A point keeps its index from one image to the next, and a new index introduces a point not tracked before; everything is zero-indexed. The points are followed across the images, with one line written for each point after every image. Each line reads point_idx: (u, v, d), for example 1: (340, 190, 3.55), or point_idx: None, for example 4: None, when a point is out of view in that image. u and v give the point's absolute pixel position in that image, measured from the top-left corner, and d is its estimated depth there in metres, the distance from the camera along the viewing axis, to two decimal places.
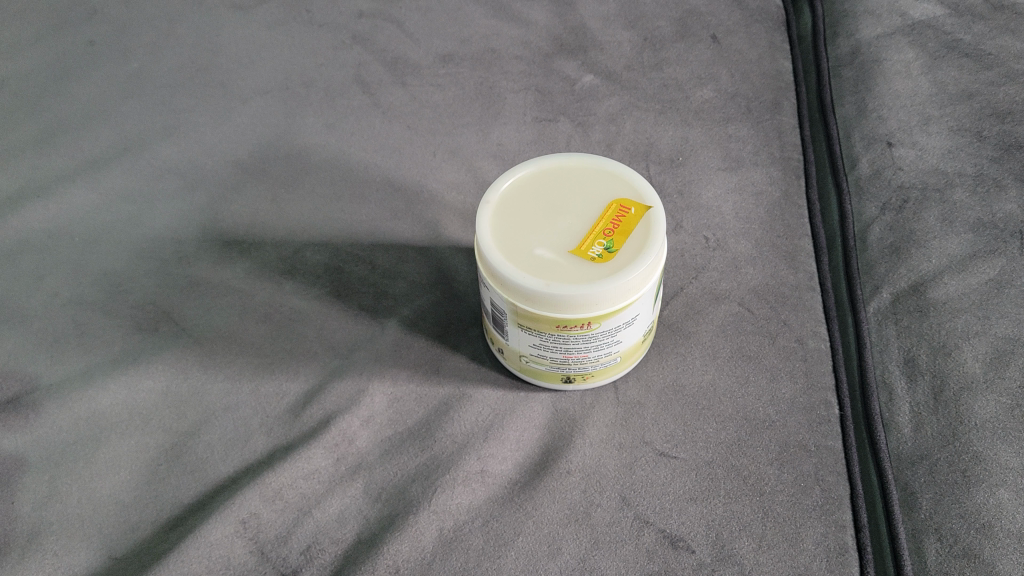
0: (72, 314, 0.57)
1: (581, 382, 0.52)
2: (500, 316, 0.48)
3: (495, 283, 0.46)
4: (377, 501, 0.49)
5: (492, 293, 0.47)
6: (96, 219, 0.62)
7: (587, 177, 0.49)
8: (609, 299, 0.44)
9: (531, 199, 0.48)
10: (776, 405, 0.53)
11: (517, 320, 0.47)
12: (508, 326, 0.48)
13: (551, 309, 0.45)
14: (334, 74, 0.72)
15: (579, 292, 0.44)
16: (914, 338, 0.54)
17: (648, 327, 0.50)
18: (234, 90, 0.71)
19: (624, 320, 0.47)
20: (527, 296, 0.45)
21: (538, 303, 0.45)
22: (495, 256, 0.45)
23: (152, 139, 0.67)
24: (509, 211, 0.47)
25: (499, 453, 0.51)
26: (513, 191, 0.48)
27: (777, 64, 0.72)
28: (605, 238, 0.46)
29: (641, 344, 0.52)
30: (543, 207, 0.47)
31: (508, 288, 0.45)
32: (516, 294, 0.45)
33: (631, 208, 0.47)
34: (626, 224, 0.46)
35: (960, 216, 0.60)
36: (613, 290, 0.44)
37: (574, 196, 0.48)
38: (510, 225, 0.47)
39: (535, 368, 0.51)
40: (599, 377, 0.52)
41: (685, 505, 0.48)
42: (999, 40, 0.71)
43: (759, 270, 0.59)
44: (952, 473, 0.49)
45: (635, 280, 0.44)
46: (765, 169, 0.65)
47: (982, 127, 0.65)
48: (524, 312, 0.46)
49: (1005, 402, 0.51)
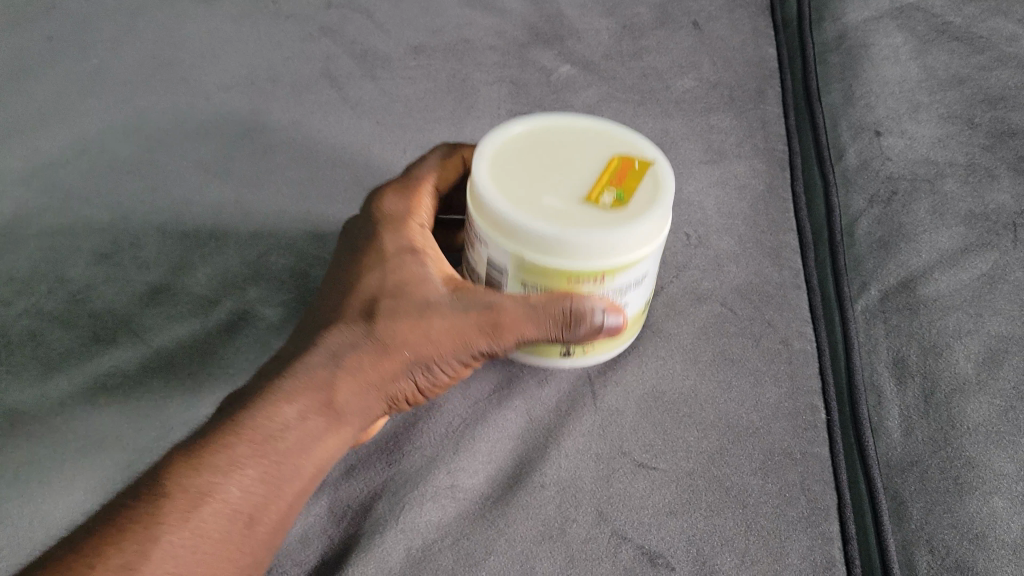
0: (27, 323, 0.54)
1: (580, 356, 0.49)
2: (496, 276, 0.44)
3: (499, 235, 0.41)
4: (342, 520, 0.47)
5: (494, 250, 0.42)
6: (53, 225, 0.60)
7: (579, 134, 0.46)
8: (626, 249, 0.41)
9: (526, 152, 0.44)
10: (760, 411, 0.50)
11: (521, 280, 0.43)
12: (507, 288, 0.44)
13: (565, 259, 0.40)
14: (301, 70, 0.69)
15: (603, 240, 0.40)
16: (904, 337, 0.52)
17: (648, 296, 0.47)
18: (198, 86, 0.68)
19: (637, 279, 0.43)
20: (540, 244, 0.40)
21: (551, 251, 0.40)
22: (499, 205, 0.41)
23: (111, 137, 0.65)
24: (506, 163, 0.43)
25: (470, 466, 0.49)
26: (505, 144, 0.45)
27: (761, 51, 0.70)
28: (615, 188, 0.43)
29: (640, 316, 0.48)
30: (543, 159, 0.44)
31: (519, 240, 0.41)
32: (527, 245, 0.41)
33: (634, 161, 0.44)
34: (633, 175, 0.43)
35: (951, 208, 0.58)
36: (631, 237, 0.40)
37: (572, 151, 0.45)
38: (510, 175, 0.43)
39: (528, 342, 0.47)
40: (599, 348, 0.48)
41: (664, 519, 0.46)
42: (990, 23, 0.69)
43: (742, 269, 0.57)
44: (944, 480, 0.47)
45: (651, 228, 0.41)
46: (748, 161, 0.63)
47: (973, 114, 0.63)
48: (532, 266, 0.41)
49: (998, 405, 0.49)
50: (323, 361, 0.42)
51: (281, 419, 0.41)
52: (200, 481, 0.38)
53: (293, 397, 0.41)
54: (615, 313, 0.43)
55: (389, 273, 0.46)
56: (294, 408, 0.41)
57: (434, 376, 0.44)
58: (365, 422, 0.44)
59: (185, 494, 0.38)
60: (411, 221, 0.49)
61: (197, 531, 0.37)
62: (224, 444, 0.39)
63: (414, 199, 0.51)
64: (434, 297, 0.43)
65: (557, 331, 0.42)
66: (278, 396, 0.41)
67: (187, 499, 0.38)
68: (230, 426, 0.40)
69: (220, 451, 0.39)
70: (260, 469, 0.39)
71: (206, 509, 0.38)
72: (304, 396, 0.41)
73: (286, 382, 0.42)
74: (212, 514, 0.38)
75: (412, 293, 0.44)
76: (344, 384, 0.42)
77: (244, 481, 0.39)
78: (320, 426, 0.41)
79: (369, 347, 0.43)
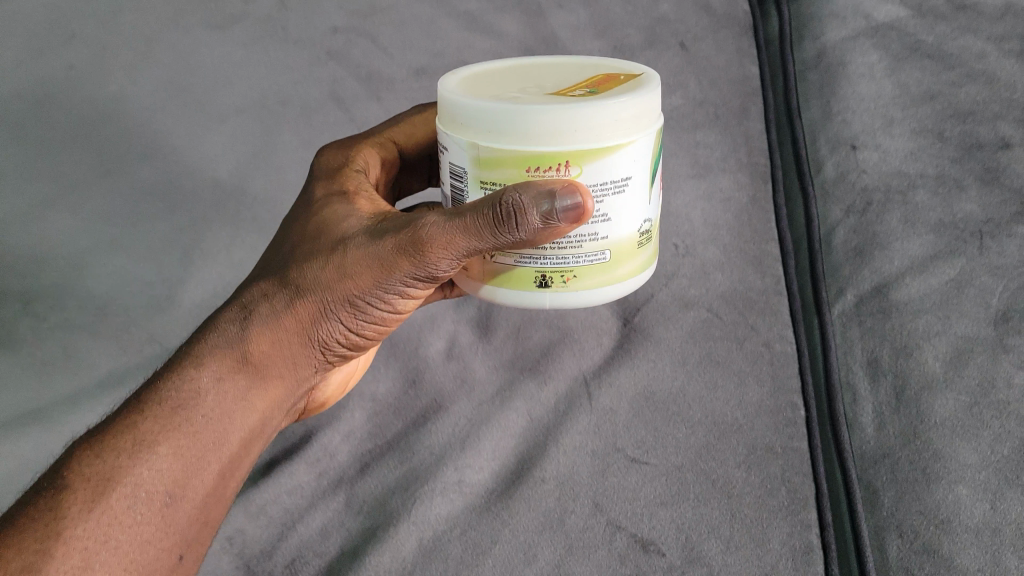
0: (60, 340, 0.64)
1: (559, 291, 0.43)
2: (460, 182, 0.43)
3: (456, 127, 0.41)
4: (359, 513, 0.51)
5: (453, 149, 0.42)
6: (75, 239, 0.67)
7: (566, 71, 0.47)
8: (591, 126, 0.39)
9: (501, 78, 0.46)
10: (744, 408, 0.54)
11: (479, 178, 0.41)
12: (468, 193, 0.43)
13: (520, 140, 0.39)
14: (307, 92, 0.72)
15: (553, 110, 0.38)
16: (877, 339, 0.56)
17: (641, 226, 0.43)
18: (211, 108, 0.70)
19: (610, 176, 0.40)
20: (493, 123, 0.39)
21: (505, 132, 0.39)
22: (456, 96, 0.41)
23: (130, 160, 0.68)
24: (478, 83, 0.45)
25: (476, 463, 0.53)
26: (484, 76, 0.47)
27: (744, 70, 0.73)
28: (588, 90, 0.42)
29: (638, 249, 0.44)
30: (519, 82, 0.46)
31: (469, 124, 0.40)
32: (477, 126, 0.40)
33: (618, 78, 0.45)
34: (611, 84, 0.44)
35: (922, 217, 0.62)
36: (595, 111, 0.39)
37: (553, 78, 0.46)
38: (479, 88, 0.44)
39: (501, 267, 0.44)
40: (582, 282, 0.43)
41: (655, 509, 0.50)
42: (962, 41, 0.69)
43: (726, 276, 0.63)
44: (912, 470, 0.50)
45: (622, 110, 0.39)
46: (733, 174, 0.68)
47: (944, 128, 0.66)
48: (488, 154, 0.40)
49: (963, 400, 0.53)
50: (236, 326, 0.46)
51: (194, 388, 0.44)
52: (113, 462, 0.41)
53: (204, 364, 0.45)
54: (573, 193, 0.38)
55: (311, 224, 0.49)
56: (208, 375, 0.44)
57: (354, 322, 0.47)
58: (289, 375, 0.48)
59: (100, 472, 0.40)
60: (352, 167, 0.55)
61: (107, 512, 0.39)
62: (141, 418, 0.43)
63: (358, 158, 0.56)
64: (348, 236, 0.45)
65: (487, 234, 0.40)
66: (195, 365, 0.45)
67: (93, 484, 0.40)
68: (148, 400, 0.43)
69: (127, 433, 0.42)
70: (173, 435, 0.42)
71: (123, 484, 0.40)
72: (218, 362, 0.45)
73: (202, 352, 0.45)
74: (131, 484, 0.40)
75: (328, 237, 0.46)
76: (257, 343, 0.45)
77: (158, 455, 0.42)
78: (238, 386, 0.45)
79: (283, 301, 0.46)
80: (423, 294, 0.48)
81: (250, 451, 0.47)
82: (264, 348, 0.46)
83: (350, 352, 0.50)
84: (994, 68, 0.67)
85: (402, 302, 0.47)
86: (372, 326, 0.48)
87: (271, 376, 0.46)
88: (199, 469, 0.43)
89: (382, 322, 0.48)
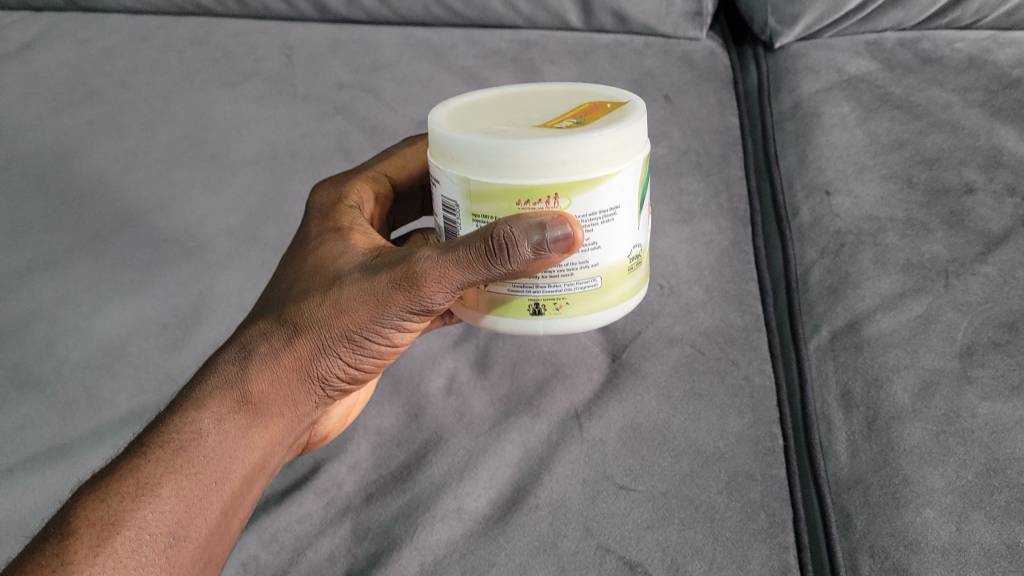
0: (81, 378, 0.63)
1: (554, 317, 0.48)
2: (453, 216, 0.47)
3: (449, 162, 0.45)
4: (364, 539, 0.55)
5: (448, 182, 0.46)
6: (91, 281, 0.69)
7: (554, 100, 0.51)
8: (576, 159, 0.43)
9: (495, 108, 0.50)
10: (725, 438, 0.58)
11: (472, 211, 0.46)
12: (463, 226, 0.47)
13: (510, 174, 0.43)
14: (317, 143, 0.78)
15: (540, 146, 0.42)
16: (850, 373, 0.60)
17: (630, 252, 0.48)
18: (224, 161, 0.77)
19: (598, 207, 0.44)
20: (484, 159, 0.43)
21: (496, 166, 0.43)
22: (450, 132, 0.45)
23: (150, 212, 0.73)
24: (474, 114, 0.49)
25: (474, 491, 0.56)
26: (480, 107, 0.51)
27: (726, 120, 0.79)
28: (575, 121, 0.46)
29: (628, 274, 0.48)
30: (513, 113, 0.49)
31: (461, 159, 0.44)
32: (469, 162, 0.44)
33: (605, 106, 0.48)
34: (598, 113, 0.47)
35: (891, 258, 0.65)
36: (579, 145, 0.42)
37: (545, 107, 0.50)
38: (474, 120, 0.48)
39: (497, 297, 0.48)
40: (575, 307, 0.47)
41: (643, 533, 0.53)
42: (928, 92, 0.74)
43: (709, 315, 0.66)
44: (883, 494, 0.53)
45: (606, 142, 0.43)
46: (715, 219, 0.72)
47: (912, 174, 0.69)
48: (480, 188, 0.44)
49: (931, 428, 0.55)
50: (236, 367, 0.50)
51: (196, 428, 0.48)
52: (118, 505, 0.45)
53: (206, 406, 0.49)
54: (562, 224, 0.42)
55: (309, 262, 0.53)
56: (208, 415, 0.49)
57: (351, 358, 0.51)
58: (289, 412, 0.52)
59: (106, 516, 0.44)
60: (344, 203, 0.59)
61: (112, 555, 0.43)
62: (145, 461, 0.47)
63: (354, 193, 0.60)
64: (344, 273, 0.50)
65: (480, 267, 0.44)
66: (196, 406, 0.49)
67: (97, 529, 0.44)
68: (152, 442, 0.48)
69: (131, 478, 0.46)
70: (175, 476, 0.46)
71: (128, 526, 0.44)
72: (218, 402, 0.49)
73: (203, 393, 0.50)
74: (135, 526, 0.44)
75: (325, 276, 0.50)
76: (257, 383, 0.50)
77: (161, 496, 0.46)
78: (239, 425, 0.49)
79: (280, 340, 0.50)
80: (419, 326, 0.51)
81: (253, 485, 0.51)
82: (263, 387, 0.50)
83: (349, 386, 0.54)
84: (958, 117, 0.72)
85: (398, 335, 0.51)
86: (369, 359, 0.52)
87: (271, 413, 0.51)
88: (201, 509, 0.47)
89: (380, 355, 0.52)
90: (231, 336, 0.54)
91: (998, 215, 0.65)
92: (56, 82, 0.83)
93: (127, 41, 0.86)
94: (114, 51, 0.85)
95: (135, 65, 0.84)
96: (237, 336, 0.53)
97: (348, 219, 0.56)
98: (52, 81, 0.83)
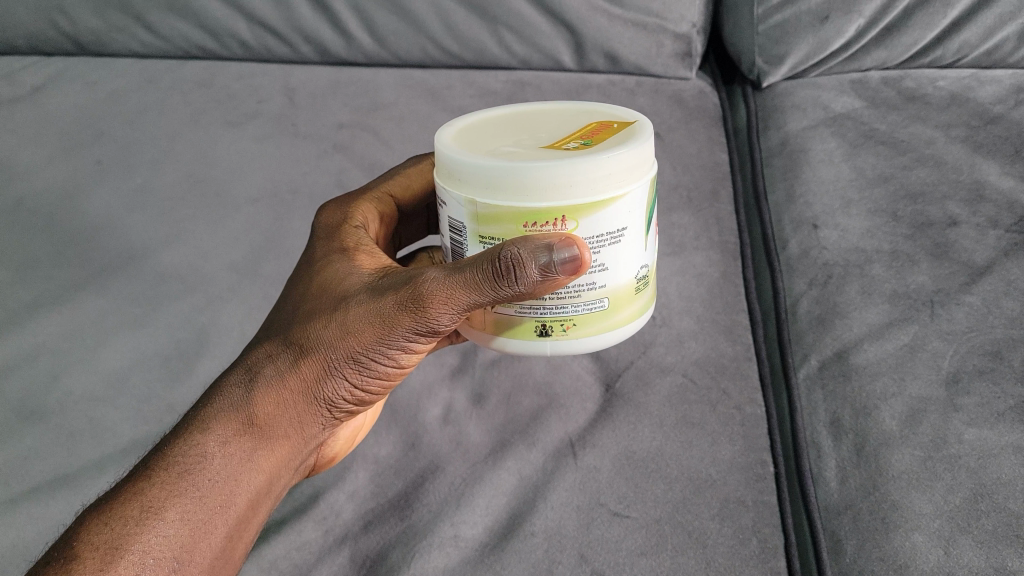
0: (85, 411, 0.64)
1: (561, 339, 0.49)
2: (460, 236, 0.49)
3: (457, 185, 0.47)
4: (362, 567, 0.56)
5: (456, 205, 0.48)
6: (96, 316, 0.70)
7: (561, 122, 0.53)
8: (583, 182, 0.44)
9: (503, 130, 0.52)
10: (717, 465, 0.59)
11: (479, 233, 0.47)
12: (469, 247, 0.49)
13: (519, 198, 0.45)
14: (318, 181, 0.80)
15: (548, 170, 0.44)
16: (838, 401, 0.61)
17: (637, 273, 0.49)
18: (228, 198, 0.79)
19: (605, 229, 0.46)
20: (493, 183, 0.45)
21: (505, 189, 0.45)
22: (459, 155, 0.47)
23: (155, 248, 0.75)
24: (482, 136, 0.51)
25: (471, 519, 0.58)
26: (488, 128, 0.53)
27: (716, 156, 0.82)
28: (582, 142, 0.48)
29: (635, 296, 0.50)
30: (520, 134, 0.51)
31: (470, 183, 0.46)
32: (477, 185, 0.46)
33: (612, 128, 0.50)
34: (603, 135, 0.49)
35: (877, 288, 0.66)
36: (587, 168, 0.44)
37: (552, 129, 0.52)
38: (483, 142, 0.50)
39: (505, 318, 0.50)
40: (582, 329, 0.49)
41: (636, 558, 0.54)
42: (911, 128, 0.77)
43: (701, 344, 0.67)
44: (873, 519, 0.54)
45: (613, 165, 0.45)
46: (705, 252, 0.74)
47: (896, 209, 0.71)
48: (489, 211, 0.46)
49: (919, 454, 0.56)
50: (241, 390, 0.51)
51: (200, 452, 0.49)
52: (121, 529, 0.46)
53: (210, 430, 0.50)
54: (570, 246, 0.44)
55: (317, 284, 0.54)
56: (213, 439, 0.50)
57: (356, 380, 0.52)
58: (294, 435, 0.53)
59: (109, 540, 0.46)
60: (351, 224, 0.60)
61: None
62: (150, 485, 0.48)
63: (360, 212, 0.62)
64: (350, 295, 0.51)
65: (488, 288, 0.46)
66: (201, 430, 0.50)
67: (101, 554, 0.45)
68: (157, 466, 0.49)
69: (136, 503, 0.47)
70: (178, 500, 0.48)
71: (131, 550, 0.46)
72: (224, 426, 0.50)
73: (208, 417, 0.51)
74: (138, 550, 0.46)
75: (332, 297, 0.52)
76: (262, 406, 0.51)
77: (164, 521, 0.47)
78: (244, 448, 0.50)
79: (287, 361, 0.52)
80: (425, 347, 0.52)
81: (260, 508, 0.52)
82: (269, 411, 0.51)
83: (357, 408, 0.55)
84: (941, 152, 0.74)
85: (404, 357, 0.52)
86: (376, 381, 0.53)
87: (278, 436, 0.52)
88: (205, 533, 0.48)
89: (386, 377, 0.53)
90: (238, 358, 0.55)
91: (981, 247, 0.66)
92: (64, 125, 0.86)
93: (132, 84, 0.89)
94: (120, 93, 0.88)
95: (142, 108, 0.87)
96: (244, 358, 0.54)
97: (355, 240, 0.58)
98: (60, 125, 0.86)
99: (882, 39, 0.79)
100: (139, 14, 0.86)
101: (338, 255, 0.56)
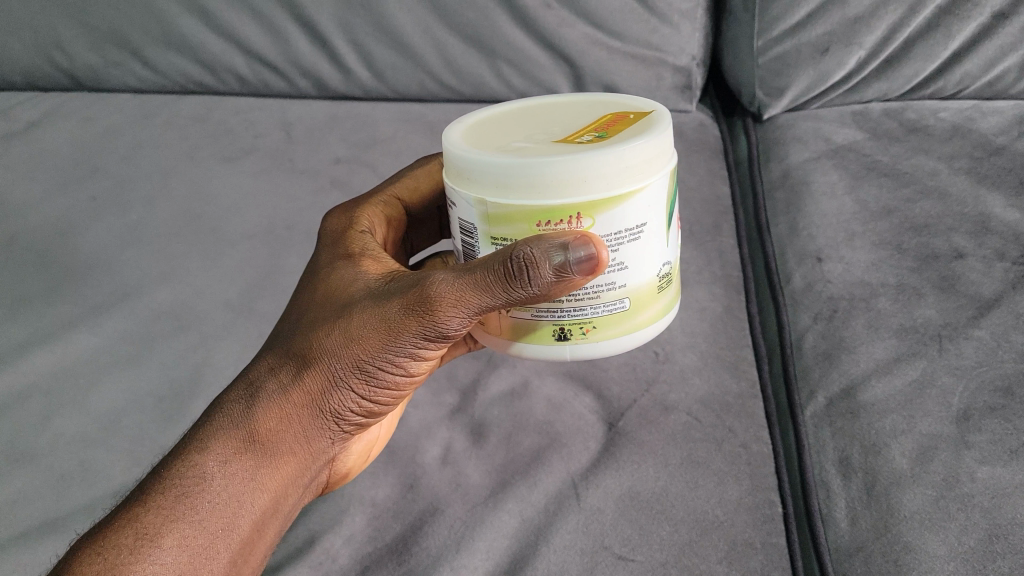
0: (74, 453, 0.63)
1: (583, 342, 0.48)
2: (471, 238, 0.48)
3: (468, 184, 0.46)
4: None
5: (467, 206, 0.47)
6: (89, 355, 0.69)
7: (575, 115, 0.52)
8: (599, 175, 0.43)
9: (514, 124, 0.51)
10: (724, 506, 0.57)
11: (490, 233, 0.46)
12: (481, 248, 0.48)
13: (532, 195, 0.44)
14: (315, 216, 0.79)
15: (562, 165, 0.43)
16: (847, 439, 0.59)
17: (659, 271, 0.48)
18: (225, 235, 0.78)
19: (624, 225, 0.45)
20: (504, 180, 0.44)
21: (517, 186, 0.44)
22: (468, 153, 0.46)
23: (149, 286, 0.75)
24: (493, 131, 0.50)
25: (471, 563, 0.56)
26: (500, 123, 0.52)
27: (716, 189, 0.82)
28: (596, 134, 0.47)
29: (657, 295, 0.49)
30: (531, 129, 0.50)
31: (480, 182, 0.45)
32: (487, 184, 0.45)
33: (628, 118, 0.49)
34: (619, 127, 0.48)
35: (885, 322, 0.65)
36: (602, 161, 0.43)
37: (565, 122, 0.51)
38: (493, 138, 0.49)
39: (522, 323, 0.49)
40: (602, 330, 0.48)
41: None
42: (914, 160, 0.76)
43: (704, 381, 0.66)
44: (885, 562, 0.52)
45: (630, 156, 0.44)
46: (707, 287, 0.74)
47: (902, 240, 0.70)
48: (501, 210, 0.45)
49: (930, 494, 0.54)
50: (242, 407, 0.50)
51: (200, 473, 0.48)
52: (115, 559, 0.45)
53: (210, 449, 0.49)
54: (586, 244, 0.42)
55: (321, 291, 0.54)
56: (213, 459, 0.49)
57: (362, 391, 0.51)
58: (298, 450, 0.52)
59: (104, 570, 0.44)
60: (356, 228, 0.60)
61: None
62: (146, 510, 0.47)
63: (366, 217, 0.62)
64: (354, 301, 0.50)
65: (499, 290, 0.45)
66: (200, 450, 0.49)
67: None
68: (155, 489, 0.48)
69: (133, 530, 0.46)
70: (177, 525, 0.47)
71: None
72: (224, 444, 0.49)
73: (207, 436, 0.50)
74: None
75: (336, 304, 0.51)
76: (264, 421, 0.50)
77: (162, 548, 0.46)
78: (245, 468, 0.49)
79: (289, 375, 0.51)
80: (435, 354, 0.51)
81: (265, 531, 0.51)
82: (271, 426, 0.50)
83: (365, 420, 0.54)
84: (945, 184, 0.73)
85: (414, 364, 0.51)
86: (385, 392, 0.52)
87: (281, 452, 0.51)
88: (206, 559, 0.47)
89: (396, 387, 0.52)
90: (240, 373, 0.54)
91: (988, 279, 0.65)
92: (59, 161, 0.85)
93: (129, 120, 0.89)
94: (116, 130, 0.88)
95: (139, 143, 0.87)
96: (248, 371, 0.53)
97: (360, 245, 0.57)
98: (55, 161, 0.85)
99: (882, 71, 0.79)
100: (136, 49, 0.85)
101: (344, 261, 0.55)
